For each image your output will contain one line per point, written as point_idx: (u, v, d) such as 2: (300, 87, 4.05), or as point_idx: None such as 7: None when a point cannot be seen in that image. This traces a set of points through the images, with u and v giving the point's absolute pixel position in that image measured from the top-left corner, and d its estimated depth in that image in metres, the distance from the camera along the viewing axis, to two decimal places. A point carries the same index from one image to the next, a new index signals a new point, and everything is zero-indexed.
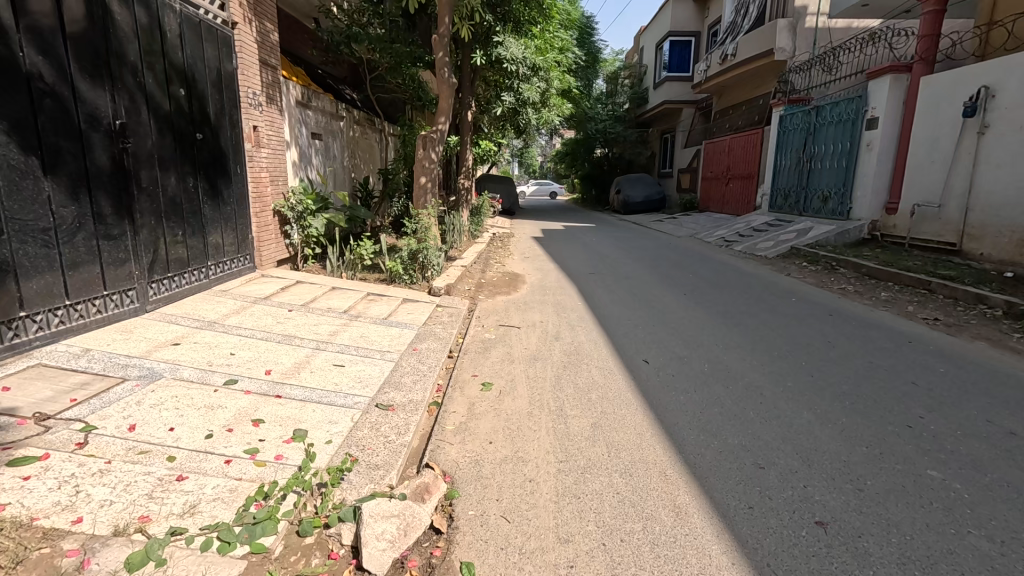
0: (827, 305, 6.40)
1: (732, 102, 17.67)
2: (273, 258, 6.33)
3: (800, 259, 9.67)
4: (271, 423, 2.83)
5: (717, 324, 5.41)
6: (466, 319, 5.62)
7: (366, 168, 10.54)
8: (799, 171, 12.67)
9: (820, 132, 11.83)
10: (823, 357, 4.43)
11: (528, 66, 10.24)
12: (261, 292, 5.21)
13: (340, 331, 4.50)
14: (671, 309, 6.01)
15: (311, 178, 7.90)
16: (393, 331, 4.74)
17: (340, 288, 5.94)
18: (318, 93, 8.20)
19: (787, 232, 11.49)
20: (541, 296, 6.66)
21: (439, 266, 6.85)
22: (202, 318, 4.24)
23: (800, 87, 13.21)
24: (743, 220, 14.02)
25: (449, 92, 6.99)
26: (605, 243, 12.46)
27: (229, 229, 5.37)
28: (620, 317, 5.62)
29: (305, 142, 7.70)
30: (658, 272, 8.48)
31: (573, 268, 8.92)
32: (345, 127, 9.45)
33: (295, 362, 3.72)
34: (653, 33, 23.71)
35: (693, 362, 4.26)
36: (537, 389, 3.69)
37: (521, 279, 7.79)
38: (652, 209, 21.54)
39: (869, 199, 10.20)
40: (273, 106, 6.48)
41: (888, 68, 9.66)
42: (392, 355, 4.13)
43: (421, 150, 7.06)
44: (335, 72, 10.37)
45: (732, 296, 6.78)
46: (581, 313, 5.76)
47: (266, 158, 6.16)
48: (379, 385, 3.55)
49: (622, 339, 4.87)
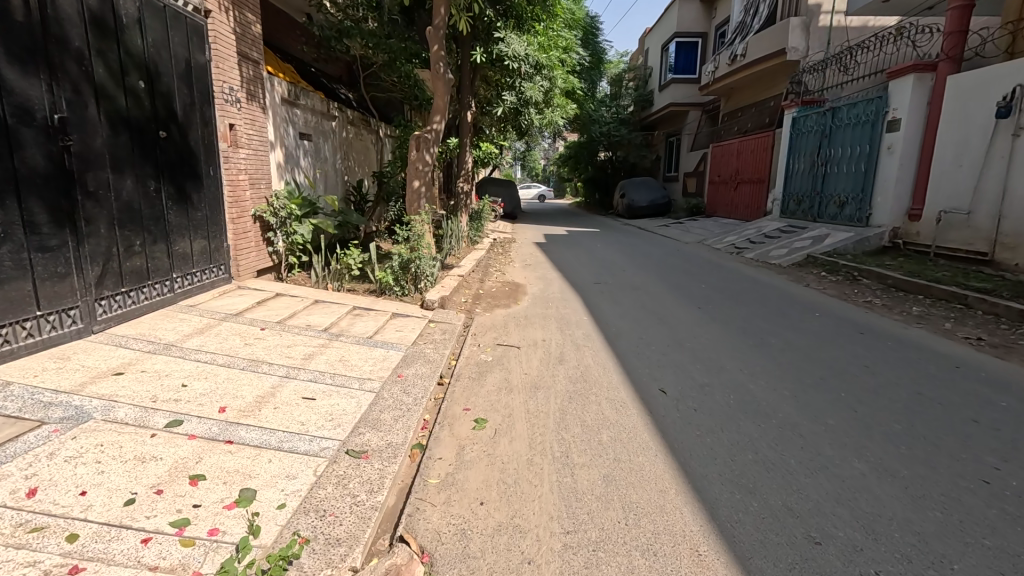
0: (854, 321, 5.86)
1: (741, 104, 17.15)
2: (253, 268, 5.85)
3: (817, 268, 9.14)
4: (213, 481, 2.32)
5: (738, 344, 4.87)
6: (460, 337, 5.11)
7: (361, 170, 10.07)
8: (813, 175, 12.14)
9: (836, 135, 11.30)
10: (863, 385, 3.90)
11: (532, 64, 9.72)
12: (232, 308, 4.71)
13: (316, 354, 3.99)
14: (686, 326, 5.47)
15: (298, 181, 7.42)
16: (376, 353, 4.22)
17: (324, 302, 5.44)
18: (308, 91, 7.72)
19: (801, 239, 10.96)
20: (543, 310, 6.14)
21: (433, 277, 6.35)
22: (157, 339, 3.74)
23: (814, 88, 12.69)
24: (753, 226, 13.49)
25: (445, 88, 6.47)
26: (610, 249, 11.92)
27: (199, 237, 4.88)
28: (631, 336, 5.08)
29: (292, 143, 7.23)
30: (668, 282, 7.96)
31: (577, 277, 8.38)
32: (338, 127, 8.98)
33: (257, 394, 3.21)
34: (659, 33, 23.18)
35: (716, 392, 3.72)
36: (537, 427, 3.18)
37: (522, 290, 7.27)
38: (657, 213, 21.03)
39: (890, 205, 9.66)
40: (255, 104, 6.00)
41: (911, 67, 9.13)
42: (373, 385, 3.61)
43: (414, 151, 6.52)
44: (328, 70, 9.87)
45: (749, 310, 6.25)
46: (586, 331, 5.23)
47: (245, 160, 5.67)
48: (354, 424, 3.04)
49: (634, 363, 4.34)
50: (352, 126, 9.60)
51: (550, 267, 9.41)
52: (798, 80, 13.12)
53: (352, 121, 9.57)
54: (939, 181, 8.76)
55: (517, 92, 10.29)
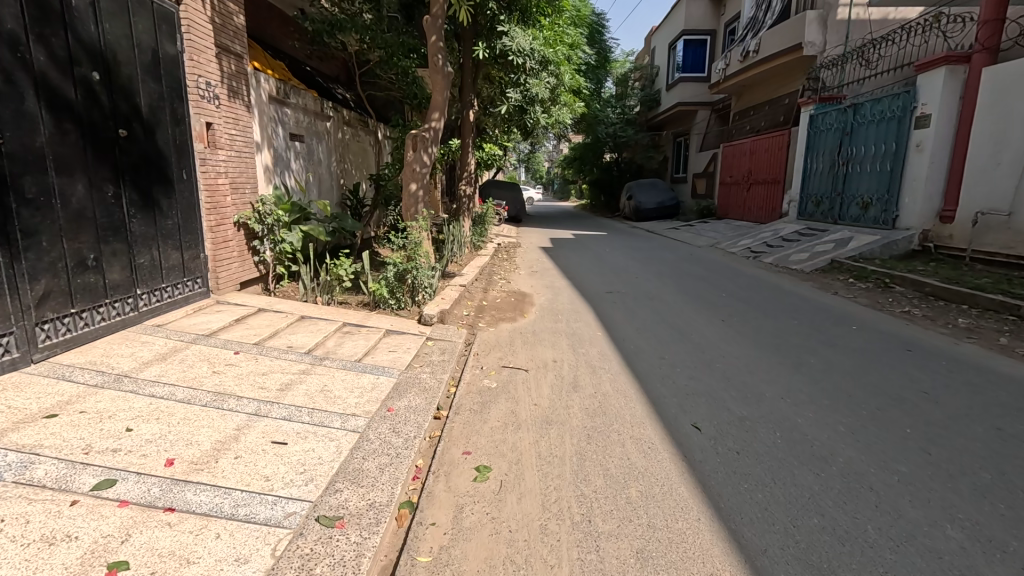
0: (898, 336, 5.28)
1: (753, 101, 16.59)
2: (236, 279, 5.36)
3: (843, 274, 8.56)
4: (136, 572, 1.80)
5: (775, 367, 4.33)
6: (461, 358, 4.58)
7: (358, 173, 9.60)
8: (833, 175, 11.55)
9: (858, 132, 10.72)
10: (928, 417, 3.36)
11: (537, 59, 9.17)
12: (206, 326, 4.20)
13: (295, 384, 3.47)
14: (712, 344, 4.94)
15: (289, 184, 6.94)
16: (364, 382, 3.69)
17: (311, 318, 4.94)
18: (299, 88, 7.24)
19: (823, 242, 10.38)
20: (551, 325, 5.62)
21: (431, 287, 5.83)
22: (109, 369, 3.22)
23: (833, 83, 12.12)
24: (769, 228, 12.93)
25: (444, 83, 5.94)
26: (620, 254, 11.41)
27: (171, 248, 4.40)
28: (652, 356, 4.56)
29: (281, 144, 6.74)
30: (685, 290, 7.42)
31: (588, 286, 7.84)
32: (333, 128, 8.51)
33: (217, 438, 2.69)
34: (666, 32, 22.61)
35: (759, 429, 3.19)
36: (550, 480, 2.64)
37: (529, 302, 6.74)
38: (665, 215, 20.46)
39: (919, 206, 9.08)
40: (238, 102, 5.52)
41: (942, 59, 8.55)
42: (357, 423, 3.10)
43: (411, 151, 5.94)
44: (324, 69, 9.41)
45: (779, 323, 5.71)
46: (602, 350, 4.70)
47: (225, 162, 5.18)
48: (330, 477, 2.52)
49: (660, 390, 3.81)
50: (348, 127, 9.12)
51: (558, 274, 8.88)
52: (814, 76, 12.57)
53: (349, 121, 9.10)
54: (974, 180, 8.17)
55: (522, 89, 9.85)
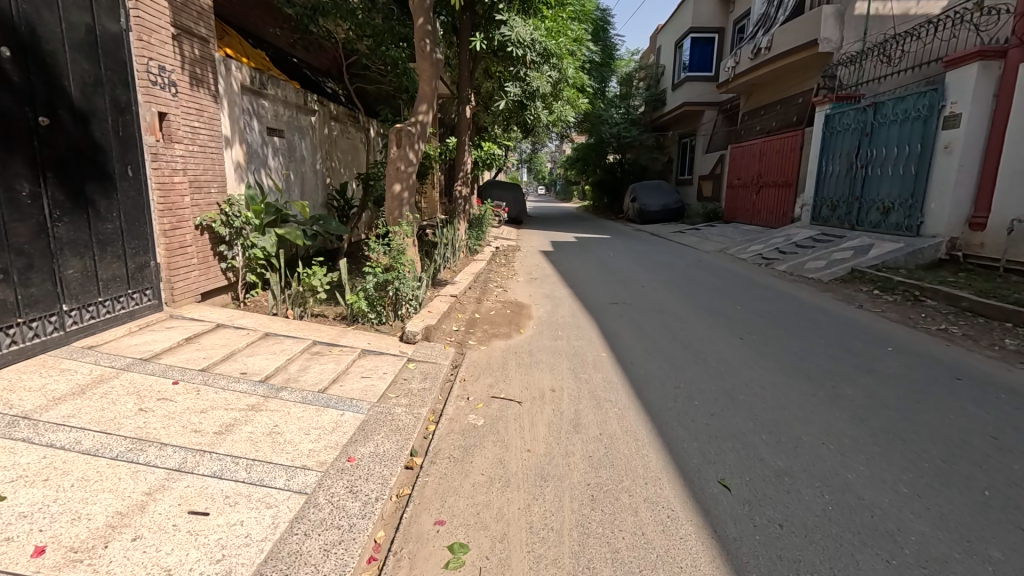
0: (942, 360, 4.67)
1: (764, 101, 15.94)
2: (196, 289, 4.80)
3: (865, 285, 7.95)
4: None
5: (810, 399, 3.73)
6: (445, 384, 3.99)
7: (347, 171, 9.04)
8: (850, 178, 10.93)
9: (879, 133, 10.09)
10: (1006, 474, 2.76)
11: (538, 51, 8.58)
12: (147, 349, 3.61)
13: (238, 424, 2.87)
14: (733, 368, 4.34)
15: (264, 183, 6.34)
16: (324, 421, 3.09)
17: (277, 336, 4.35)
18: (278, 79, 6.66)
19: (840, 249, 9.78)
20: (550, 342, 5.02)
21: (417, 299, 5.23)
22: (7, 409, 2.64)
23: (850, 82, 11.50)
24: (781, 233, 12.32)
25: (431, 71, 5.34)
26: (625, 260, 10.81)
27: (111, 256, 3.82)
28: (665, 384, 3.97)
29: (255, 140, 6.15)
30: (696, 302, 6.82)
31: (591, 295, 7.23)
32: (318, 123, 7.93)
33: (115, 510, 2.09)
34: (672, 29, 21.93)
35: (804, 491, 2.58)
36: (543, 568, 2.05)
37: (526, 314, 6.16)
38: (670, 218, 19.86)
39: (947, 212, 8.47)
40: (201, 91, 4.93)
41: (973, 54, 7.95)
42: (306, 479, 2.50)
43: (395, 147, 5.32)
44: (312, 61, 8.87)
45: (805, 343, 5.12)
46: (607, 376, 4.11)
47: (182, 158, 4.60)
48: (254, 568, 1.92)
49: (677, 431, 3.21)
50: (336, 122, 8.54)
51: (558, 281, 8.30)
52: (830, 74, 11.95)
53: (336, 116, 8.52)
54: (1009, 185, 7.56)
55: (522, 83, 9.19)
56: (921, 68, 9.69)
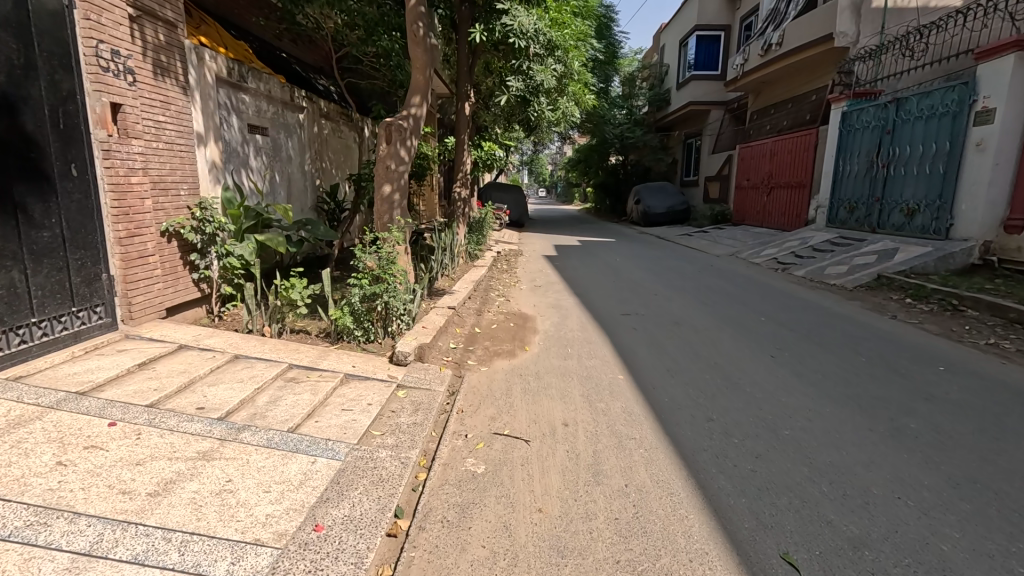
0: (1007, 383, 4.09)
1: (774, 99, 15.37)
2: (160, 304, 4.26)
3: (895, 293, 7.38)
4: None
5: (868, 435, 3.18)
6: (440, 418, 3.44)
7: (337, 173, 8.51)
8: (870, 178, 10.37)
9: (901, 130, 9.54)
10: None
11: (543, 43, 8.05)
12: (87, 379, 3.06)
13: (179, 481, 2.31)
14: (771, 395, 3.79)
15: (243, 185, 5.80)
16: (291, 472, 2.53)
17: (248, 358, 3.80)
18: (261, 71, 6.13)
19: (862, 253, 9.22)
20: (559, 362, 4.45)
21: (409, 312, 4.68)
22: None
23: (868, 77, 10.96)
24: (795, 236, 11.77)
25: (424, 59, 4.81)
26: (633, 265, 10.26)
27: (46, 269, 3.30)
28: (695, 415, 3.42)
29: (232, 137, 5.61)
30: (715, 313, 6.26)
31: (599, 306, 6.67)
32: (307, 121, 7.40)
33: None
34: (677, 27, 21.38)
35: (894, 573, 2.03)
36: None
37: (531, 327, 5.61)
38: (675, 220, 19.31)
39: (979, 213, 7.92)
40: (165, 80, 4.43)
41: (1007, 44, 7.42)
42: (254, 563, 1.94)
43: (383, 144, 4.72)
44: (301, 56, 8.35)
45: (845, 362, 4.56)
46: (627, 406, 3.56)
47: (142, 156, 4.06)
48: None
49: (720, 481, 2.66)
50: (327, 120, 8.02)
51: (564, 289, 7.75)
52: (846, 69, 11.41)
53: (327, 114, 8.00)
54: None
55: (524, 77, 8.54)
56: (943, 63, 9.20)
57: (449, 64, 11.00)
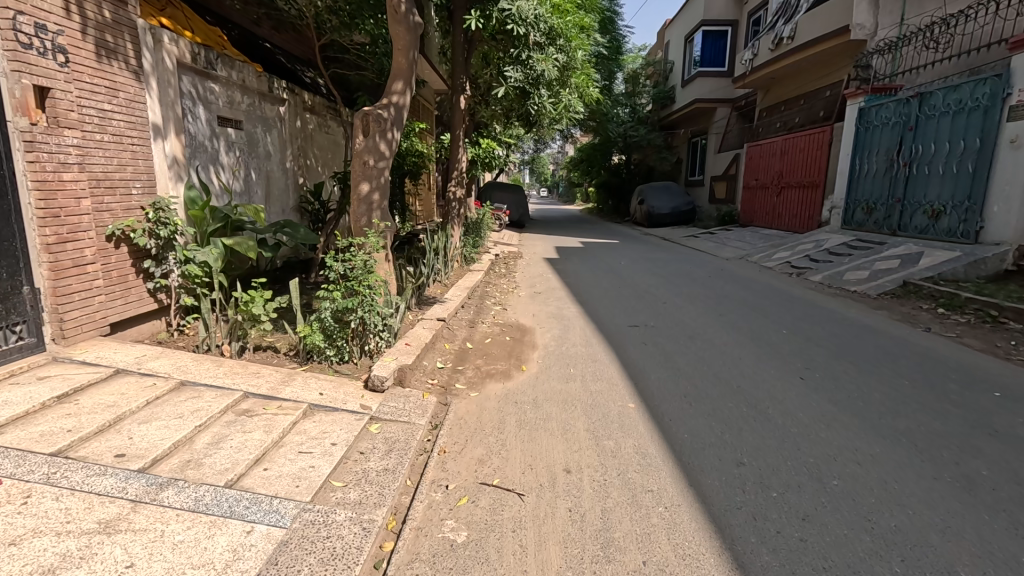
0: None
1: (784, 96, 14.80)
2: (103, 319, 3.74)
3: (925, 302, 6.80)
4: None
5: (934, 486, 2.63)
6: (419, 460, 2.90)
7: (323, 170, 7.97)
8: (890, 178, 9.78)
9: (925, 126, 8.97)
10: None
11: (543, 30, 7.56)
12: None
13: (61, 570, 1.77)
14: (807, 430, 3.24)
15: (211, 183, 5.25)
16: (215, 550, 1.98)
17: (198, 385, 3.25)
18: (234, 58, 5.58)
19: (883, 258, 8.65)
20: (560, 386, 3.91)
21: (390, 326, 4.14)
22: None
23: (888, 72, 10.39)
24: (809, 239, 11.20)
25: (406, 39, 4.25)
26: (637, 269, 9.70)
27: None
28: (722, 458, 2.88)
29: (198, 130, 5.06)
30: (730, 326, 5.71)
31: (603, 315, 6.13)
32: (290, 114, 6.85)
33: None
34: (682, 23, 20.71)
35: None
36: None
37: (529, 341, 5.07)
38: (680, 220, 18.72)
39: (1014, 215, 7.34)
40: (113, 64, 3.91)
41: None
42: None
43: (360, 138, 4.17)
44: (286, 46, 7.83)
45: (886, 386, 4.01)
46: (640, 444, 3.02)
47: (78, 149, 3.57)
48: None
49: (763, 556, 2.12)
50: (311, 114, 7.48)
51: (565, 296, 7.20)
52: (863, 62, 10.84)
53: (311, 108, 7.46)
54: None
55: (524, 67, 7.97)
56: (964, 56, 8.73)
57: (445, 57, 10.47)
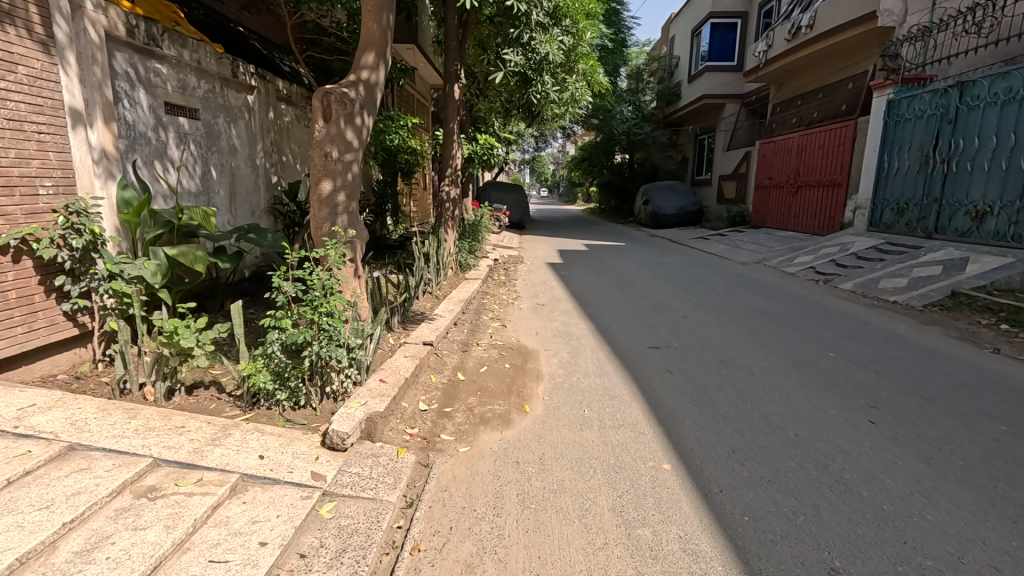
0: None
1: (801, 89, 13.99)
2: None
3: (981, 315, 5.97)
4: None
5: None
6: (383, 564, 2.09)
7: (300, 168, 7.14)
8: (925, 176, 8.94)
9: (968, 118, 8.12)
10: None
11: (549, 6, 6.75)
12: None
13: None
14: (904, 507, 2.44)
15: (152, 182, 4.42)
16: None
17: (92, 448, 2.44)
18: (187, 35, 4.76)
19: (922, 263, 7.83)
20: (573, 437, 3.08)
21: (358, 359, 3.31)
22: None
23: (919, 61, 9.59)
24: (833, 242, 10.37)
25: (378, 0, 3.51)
26: (647, 275, 8.89)
27: None
28: (804, 559, 2.09)
29: (136, 118, 4.23)
30: (765, 348, 4.89)
31: (616, 333, 5.32)
32: (260, 104, 6.04)
33: None
34: (689, 16, 19.90)
35: None
36: None
37: (531, 368, 4.25)
38: (688, 221, 17.86)
39: None
40: (11, 30, 3.12)
41: None
42: None
43: (320, 123, 3.33)
44: (260, 30, 7.03)
45: (981, 435, 3.19)
46: (687, 537, 2.21)
47: None
48: None
49: None
50: (287, 105, 6.67)
51: (572, 309, 6.38)
52: (891, 51, 10.04)
53: (289, 97, 6.66)
54: None
55: (526, 50, 7.19)
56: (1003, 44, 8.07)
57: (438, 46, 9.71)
